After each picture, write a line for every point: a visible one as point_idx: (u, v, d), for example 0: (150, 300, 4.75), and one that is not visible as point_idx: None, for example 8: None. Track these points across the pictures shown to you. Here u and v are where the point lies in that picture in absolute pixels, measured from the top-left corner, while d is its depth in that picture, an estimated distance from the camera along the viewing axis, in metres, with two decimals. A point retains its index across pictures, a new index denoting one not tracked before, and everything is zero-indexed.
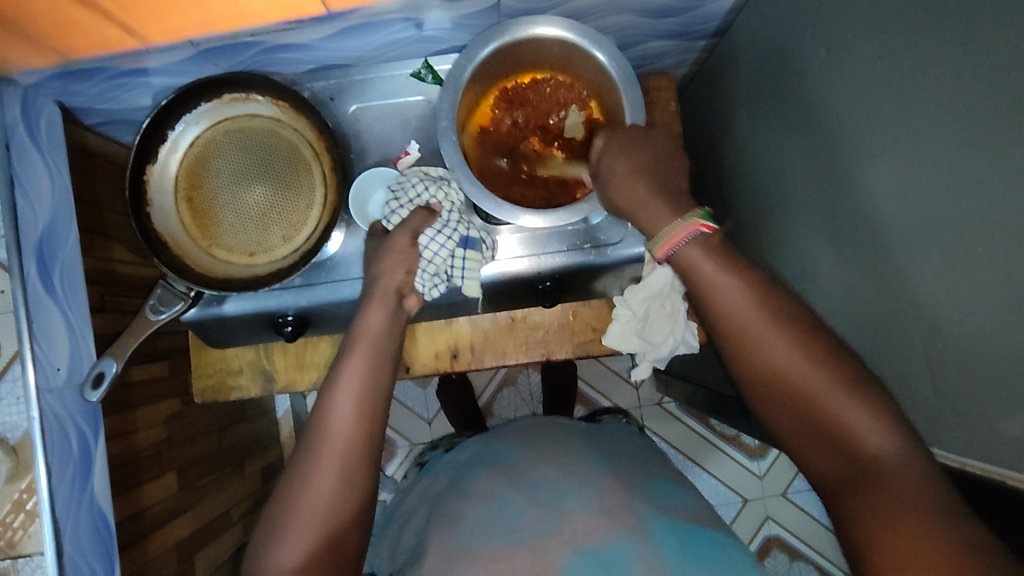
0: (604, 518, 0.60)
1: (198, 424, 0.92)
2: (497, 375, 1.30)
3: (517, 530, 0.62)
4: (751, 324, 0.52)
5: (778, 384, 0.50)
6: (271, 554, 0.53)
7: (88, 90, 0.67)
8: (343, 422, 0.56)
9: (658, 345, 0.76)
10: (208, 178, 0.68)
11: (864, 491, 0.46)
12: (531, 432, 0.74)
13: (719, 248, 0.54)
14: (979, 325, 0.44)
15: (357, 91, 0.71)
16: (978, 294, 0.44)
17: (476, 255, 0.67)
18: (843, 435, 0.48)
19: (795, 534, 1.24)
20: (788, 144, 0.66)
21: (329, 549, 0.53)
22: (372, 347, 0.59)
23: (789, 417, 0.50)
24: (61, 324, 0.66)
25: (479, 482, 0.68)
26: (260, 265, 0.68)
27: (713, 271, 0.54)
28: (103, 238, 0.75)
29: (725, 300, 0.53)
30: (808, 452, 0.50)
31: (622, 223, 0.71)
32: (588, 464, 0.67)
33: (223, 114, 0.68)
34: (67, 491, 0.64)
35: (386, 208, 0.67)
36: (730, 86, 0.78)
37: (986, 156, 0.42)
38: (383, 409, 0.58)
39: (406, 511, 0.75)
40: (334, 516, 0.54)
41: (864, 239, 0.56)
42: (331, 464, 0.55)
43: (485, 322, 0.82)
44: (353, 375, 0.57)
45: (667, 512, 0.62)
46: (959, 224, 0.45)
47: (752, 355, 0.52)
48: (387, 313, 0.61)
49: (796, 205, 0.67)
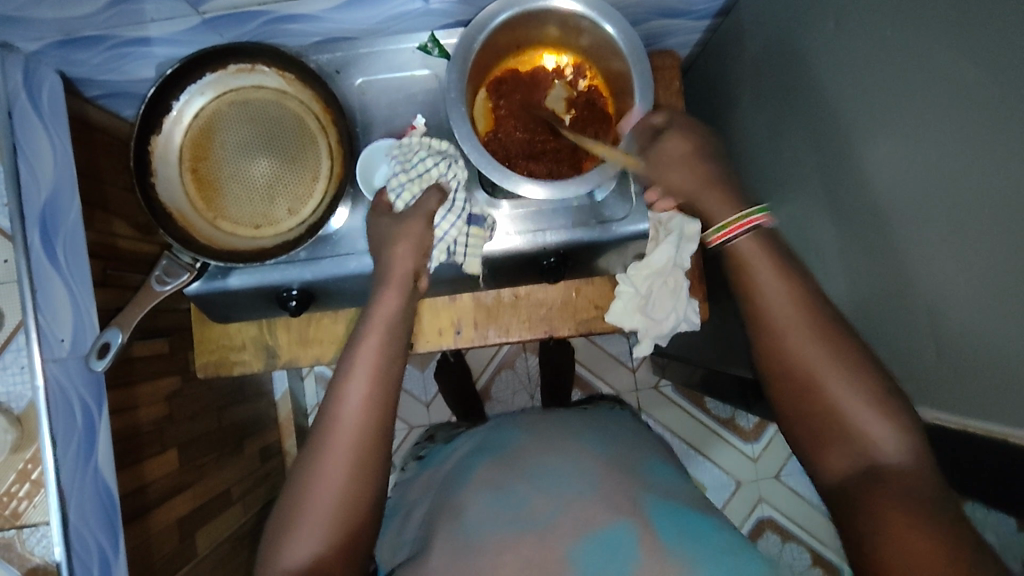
0: (610, 505, 0.60)
1: (198, 402, 0.91)
2: (497, 356, 1.30)
3: (525, 518, 0.61)
4: (789, 320, 0.53)
5: (809, 389, 0.51)
6: (282, 540, 0.53)
7: (91, 59, 0.67)
8: (354, 409, 0.56)
9: (660, 322, 0.77)
10: (214, 150, 0.68)
11: (872, 489, 0.47)
12: (537, 422, 0.75)
13: (757, 242, 0.56)
14: (982, 288, 0.45)
15: (362, 65, 0.71)
16: (982, 258, 0.45)
17: (480, 233, 0.68)
18: (856, 436, 0.49)
19: (787, 516, 1.26)
20: (793, 120, 0.67)
21: (339, 531, 0.53)
22: (386, 333, 0.60)
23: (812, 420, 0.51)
24: (65, 295, 0.66)
25: (484, 471, 0.68)
26: (266, 237, 0.68)
27: (767, 279, 0.54)
28: (104, 212, 0.75)
29: (767, 289, 0.54)
30: (826, 455, 0.51)
31: (628, 199, 0.72)
32: (586, 449, 0.68)
33: (228, 85, 0.67)
34: (72, 462, 0.63)
35: (394, 181, 0.65)
36: (734, 65, 0.78)
37: (990, 123, 0.42)
38: (394, 392, 0.59)
39: (409, 502, 0.75)
40: (347, 493, 0.54)
41: (868, 212, 0.56)
42: (343, 450, 0.55)
43: (489, 300, 0.82)
44: (365, 360, 0.58)
45: (664, 495, 0.62)
46: (963, 191, 0.46)
47: (781, 351, 0.53)
48: (402, 300, 0.61)
49: (801, 182, 0.67)
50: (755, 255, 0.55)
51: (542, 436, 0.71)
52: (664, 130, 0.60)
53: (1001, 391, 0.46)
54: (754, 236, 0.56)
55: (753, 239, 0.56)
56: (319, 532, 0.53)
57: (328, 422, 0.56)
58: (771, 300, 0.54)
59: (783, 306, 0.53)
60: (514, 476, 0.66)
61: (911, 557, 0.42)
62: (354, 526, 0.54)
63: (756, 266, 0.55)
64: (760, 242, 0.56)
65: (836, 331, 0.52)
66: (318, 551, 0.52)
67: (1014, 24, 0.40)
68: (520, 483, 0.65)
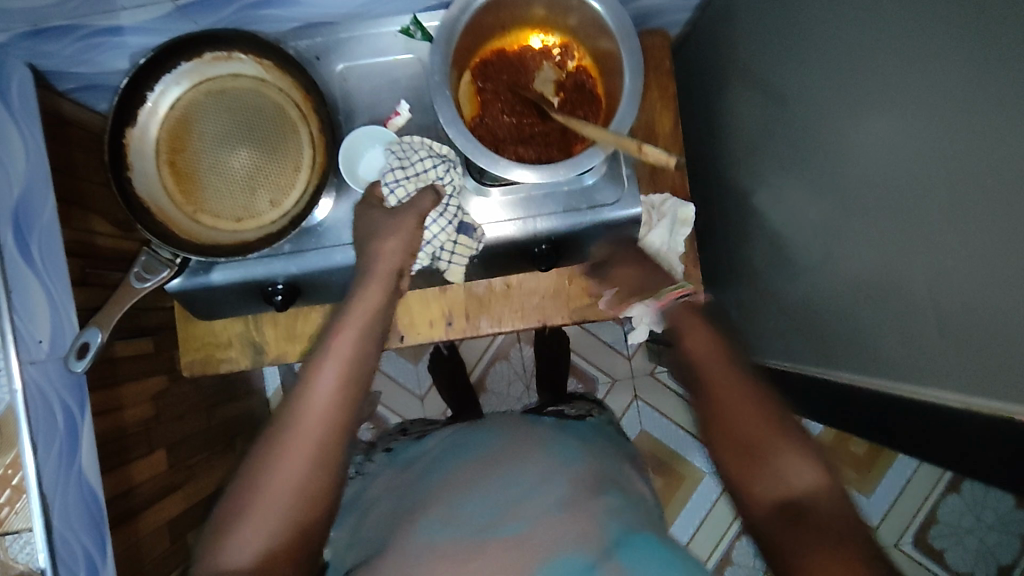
0: (575, 524, 0.57)
1: (186, 402, 0.89)
2: (492, 346, 1.29)
3: (488, 523, 0.59)
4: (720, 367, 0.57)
5: (736, 440, 0.53)
6: (229, 530, 0.50)
7: (61, 51, 0.65)
8: (322, 403, 0.53)
9: (655, 309, 0.74)
10: (192, 142, 0.66)
11: (807, 535, 0.47)
12: (507, 424, 0.76)
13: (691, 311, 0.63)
14: (979, 265, 0.44)
15: (342, 50, 0.68)
16: (981, 235, 0.44)
17: (469, 243, 0.68)
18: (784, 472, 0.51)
19: None
20: (787, 98, 0.65)
21: (289, 527, 0.50)
22: (365, 326, 0.59)
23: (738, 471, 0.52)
24: (41, 294, 0.64)
25: (460, 466, 0.68)
26: (248, 230, 0.66)
27: (703, 345, 0.59)
28: (82, 210, 0.73)
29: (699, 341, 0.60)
30: (757, 491, 0.51)
31: (620, 184, 0.70)
32: (545, 460, 0.66)
33: (204, 75, 0.65)
34: (55, 465, 0.61)
35: (390, 176, 0.64)
36: (724, 43, 0.76)
37: (989, 94, 0.41)
38: (363, 390, 0.56)
39: (370, 499, 0.75)
40: (308, 491, 0.51)
41: (864, 189, 0.55)
42: (304, 438, 0.52)
43: (480, 290, 0.80)
44: (339, 354, 0.56)
45: (631, 520, 0.59)
46: (961, 165, 0.44)
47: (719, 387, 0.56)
48: (387, 293, 0.61)
49: (795, 161, 0.66)
50: (695, 327, 0.61)
51: (512, 439, 0.71)
52: None
53: (999, 370, 0.44)
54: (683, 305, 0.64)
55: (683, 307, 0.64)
56: (270, 523, 0.49)
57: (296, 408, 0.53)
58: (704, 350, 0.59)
59: (715, 364, 0.57)
60: (482, 480, 0.64)
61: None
62: (310, 515, 0.51)
63: (697, 335, 0.60)
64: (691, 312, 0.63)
65: (768, 394, 0.55)
66: (263, 548, 0.49)
67: None
68: (489, 485, 0.63)
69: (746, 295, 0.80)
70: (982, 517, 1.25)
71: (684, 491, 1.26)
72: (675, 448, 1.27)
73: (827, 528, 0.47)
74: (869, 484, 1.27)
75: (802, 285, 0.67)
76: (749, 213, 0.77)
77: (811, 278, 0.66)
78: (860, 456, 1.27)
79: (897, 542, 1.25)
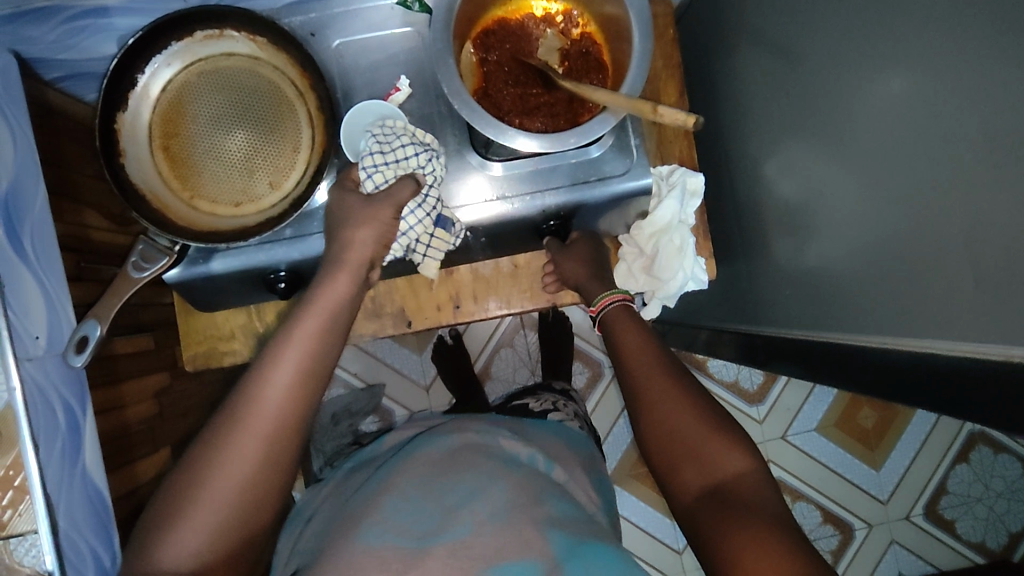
0: (517, 536, 0.54)
1: (190, 399, 0.87)
2: (496, 333, 1.26)
3: (443, 515, 0.58)
4: (646, 364, 0.63)
5: (663, 431, 0.58)
6: (167, 529, 0.49)
7: (46, 36, 0.63)
8: (275, 399, 0.53)
9: (666, 282, 0.75)
10: (186, 124, 0.63)
11: (726, 512, 0.50)
12: (461, 426, 0.74)
13: (625, 316, 0.69)
14: (998, 221, 0.43)
15: (338, 26, 0.66)
16: (999, 186, 0.42)
17: (445, 236, 0.66)
18: (710, 458, 0.54)
19: (796, 475, 1.24)
20: (796, 59, 0.63)
21: (230, 525, 0.51)
22: (327, 319, 0.57)
23: (665, 458, 0.57)
24: (35, 291, 0.62)
25: (422, 460, 0.67)
26: (247, 215, 0.64)
27: (637, 354, 0.65)
28: (74, 202, 0.71)
29: (631, 342, 0.66)
30: (683, 479, 0.55)
31: (627, 154, 0.67)
32: (497, 464, 0.65)
33: (195, 55, 0.63)
34: (58, 465, 0.60)
35: (370, 160, 0.60)
36: (729, 7, 0.74)
37: (1012, 38, 0.40)
38: (318, 389, 0.56)
39: (310, 511, 0.73)
40: (254, 489, 0.52)
41: (879, 147, 0.53)
42: (252, 436, 0.52)
43: (487, 270, 0.79)
44: (297, 348, 0.55)
45: (568, 528, 0.56)
46: (983, 116, 0.43)
47: (639, 382, 0.62)
48: (353, 285, 0.58)
49: (805, 122, 0.64)
50: (632, 338, 0.66)
51: (472, 441, 0.69)
52: None
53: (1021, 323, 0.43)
54: (619, 308, 0.70)
55: (618, 308, 0.70)
56: (211, 521, 0.50)
57: (244, 403, 0.52)
58: (634, 351, 0.65)
59: (646, 368, 0.63)
60: (443, 474, 0.63)
61: (767, 557, 0.45)
62: (249, 513, 0.52)
63: (630, 345, 0.66)
64: (626, 314, 0.69)
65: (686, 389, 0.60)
66: (201, 549, 0.50)
67: None
68: (451, 479, 0.62)
69: (757, 265, 0.79)
70: (991, 486, 1.24)
71: None
72: None
73: (749, 512, 0.49)
74: (879, 457, 1.25)
75: (816, 251, 0.65)
76: (758, 180, 0.75)
77: (824, 243, 0.64)
78: (869, 430, 1.25)
79: (907, 515, 1.24)
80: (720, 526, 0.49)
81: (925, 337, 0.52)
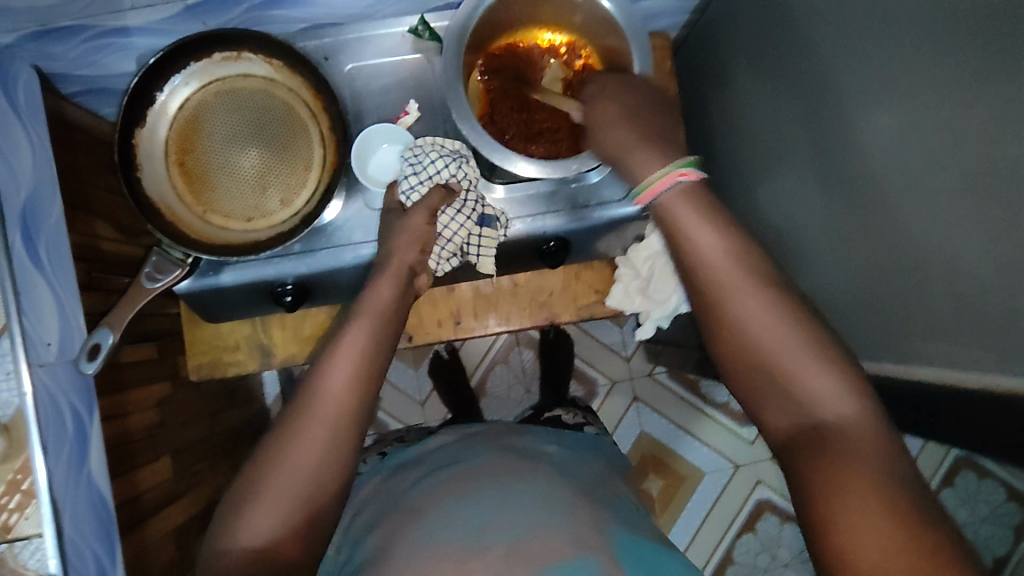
0: (578, 538, 0.54)
1: (190, 408, 0.88)
2: (492, 350, 1.29)
3: (496, 519, 0.56)
4: (715, 262, 0.48)
5: (745, 362, 0.47)
6: (237, 514, 0.49)
7: (68, 52, 0.65)
8: (336, 390, 0.53)
9: (662, 304, 0.75)
10: (202, 142, 0.66)
11: (820, 463, 0.42)
12: (497, 439, 0.74)
13: (686, 196, 0.50)
14: (982, 255, 0.45)
15: (351, 51, 0.69)
16: (980, 219, 0.45)
17: (493, 233, 0.66)
18: (797, 390, 0.45)
19: (785, 497, 1.26)
20: (789, 93, 0.66)
21: (299, 511, 0.49)
22: (379, 319, 0.57)
23: (753, 395, 0.47)
24: (50, 298, 0.63)
25: (468, 472, 0.65)
26: (259, 229, 0.66)
27: (694, 231, 0.49)
28: (86, 213, 0.72)
29: (694, 232, 0.49)
30: (769, 417, 0.46)
31: (622, 181, 0.70)
32: (547, 471, 0.65)
33: (213, 75, 0.65)
34: (65, 471, 0.61)
35: (406, 182, 0.63)
36: (724, 43, 0.78)
37: (987, 88, 0.43)
38: (377, 386, 0.55)
39: (359, 507, 0.73)
40: (323, 478, 0.50)
41: (863, 177, 0.56)
42: (317, 427, 0.51)
43: (487, 288, 0.81)
44: (353, 344, 0.55)
45: (632, 532, 0.58)
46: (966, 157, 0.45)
47: (707, 290, 0.48)
48: (397, 289, 0.59)
49: (793, 153, 0.67)
50: (685, 210, 0.50)
51: (514, 453, 0.69)
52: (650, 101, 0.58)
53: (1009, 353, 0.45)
54: (679, 189, 0.51)
55: (676, 193, 0.50)
56: (283, 509, 0.49)
57: (309, 397, 0.52)
58: (690, 234, 0.49)
59: (719, 258, 0.48)
60: (493, 479, 0.63)
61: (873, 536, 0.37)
62: (319, 507, 0.50)
63: (688, 223, 0.50)
64: (686, 193, 0.51)
65: (767, 300, 0.47)
66: (273, 534, 0.48)
67: None
68: (497, 487, 0.61)
69: None
70: (975, 509, 1.26)
71: (686, 490, 1.26)
72: (673, 446, 1.27)
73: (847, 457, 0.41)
74: None
75: (806, 277, 0.68)
76: (751, 208, 0.78)
77: (813, 269, 0.66)
78: None
79: None
80: (817, 490, 0.41)
81: (917, 362, 0.54)
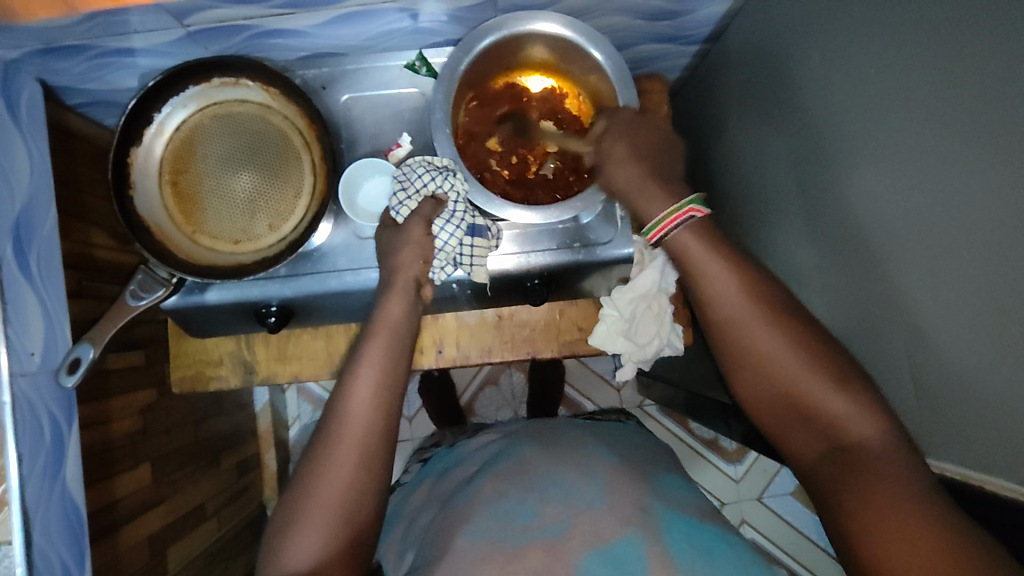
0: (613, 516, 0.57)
1: (174, 416, 0.90)
2: (481, 372, 1.29)
3: (533, 527, 0.58)
4: (736, 310, 0.54)
5: (780, 393, 0.53)
6: (282, 547, 0.51)
7: (73, 69, 0.66)
8: (361, 409, 0.55)
9: (645, 346, 0.76)
10: (196, 163, 0.67)
11: (860, 486, 0.47)
12: (542, 426, 0.75)
13: (698, 235, 0.56)
14: (949, 337, 0.44)
15: (348, 81, 0.70)
16: (948, 300, 0.44)
17: (484, 243, 0.65)
18: (826, 419, 0.50)
19: (769, 539, 1.25)
20: (772, 150, 0.66)
21: (313, 535, 0.51)
22: (391, 336, 0.59)
23: (785, 422, 0.53)
24: (37, 308, 0.64)
25: (487, 483, 0.65)
26: (245, 253, 0.67)
27: (715, 277, 0.55)
28: (82, 222, 0.74)
29: (718, 291, 0.55)
30: (799, 445, 0.53)
31: (612, 223, 0.71)
32: (597, 456, 0.66)
33: (211, 99, 0.67)
34: (37, 481, 0.61)
35: (395, 198, 0.64)
36: (719, 92, 0.78)
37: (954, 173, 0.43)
38: (399, 397, 0.58)
39: (411, 512, 0.73)
40: (350, 504, 0.53)
41: (840, 243, 0.56)
42: (344, 448, 0.54)
43: (471, 319, 0.81)
44: (371, 366, 0.57)
45: (675, 508, 0.60)
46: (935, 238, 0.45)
47: (738, 337, 0.54)
48: (408, 303, 0.60)
49: (776, 210, 0.67)
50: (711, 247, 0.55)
51: (545, 441, 0.69)
52: (632, 151, 0.59)
53: (980, 437, 0.44)
54: (691, 228, 0.56)
55: (689, 231, 0.56)
56: (316, 539, 0.51)
57: (336, 417, 0.55)
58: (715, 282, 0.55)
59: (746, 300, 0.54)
60: (518, 480, 0.63)
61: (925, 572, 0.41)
62: (304, 537, 0.51)
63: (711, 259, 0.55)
64: (699, 233, 0.56)
65: (800, 336, 0.52)
66: (319, 553, 0.50)
67: (980, 74, 0.40)
68: (521, 491, 0.62)
69: None
70: None
71: None
72: None
73: (879, 482, 0.46)
74: None
75: None
76: None
77: None
78: None
79: None
80: (860, 512, 0.46)
81: None
